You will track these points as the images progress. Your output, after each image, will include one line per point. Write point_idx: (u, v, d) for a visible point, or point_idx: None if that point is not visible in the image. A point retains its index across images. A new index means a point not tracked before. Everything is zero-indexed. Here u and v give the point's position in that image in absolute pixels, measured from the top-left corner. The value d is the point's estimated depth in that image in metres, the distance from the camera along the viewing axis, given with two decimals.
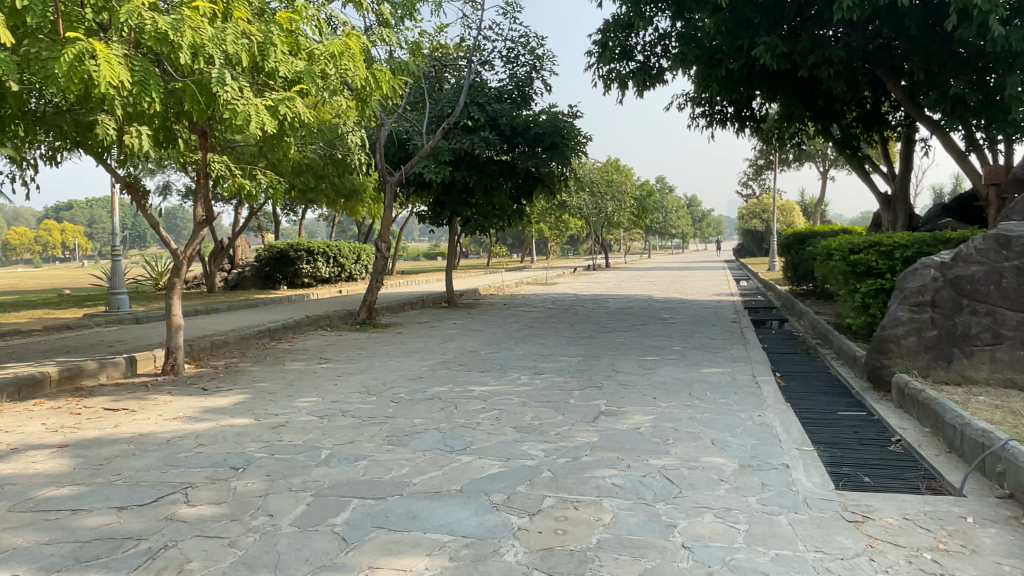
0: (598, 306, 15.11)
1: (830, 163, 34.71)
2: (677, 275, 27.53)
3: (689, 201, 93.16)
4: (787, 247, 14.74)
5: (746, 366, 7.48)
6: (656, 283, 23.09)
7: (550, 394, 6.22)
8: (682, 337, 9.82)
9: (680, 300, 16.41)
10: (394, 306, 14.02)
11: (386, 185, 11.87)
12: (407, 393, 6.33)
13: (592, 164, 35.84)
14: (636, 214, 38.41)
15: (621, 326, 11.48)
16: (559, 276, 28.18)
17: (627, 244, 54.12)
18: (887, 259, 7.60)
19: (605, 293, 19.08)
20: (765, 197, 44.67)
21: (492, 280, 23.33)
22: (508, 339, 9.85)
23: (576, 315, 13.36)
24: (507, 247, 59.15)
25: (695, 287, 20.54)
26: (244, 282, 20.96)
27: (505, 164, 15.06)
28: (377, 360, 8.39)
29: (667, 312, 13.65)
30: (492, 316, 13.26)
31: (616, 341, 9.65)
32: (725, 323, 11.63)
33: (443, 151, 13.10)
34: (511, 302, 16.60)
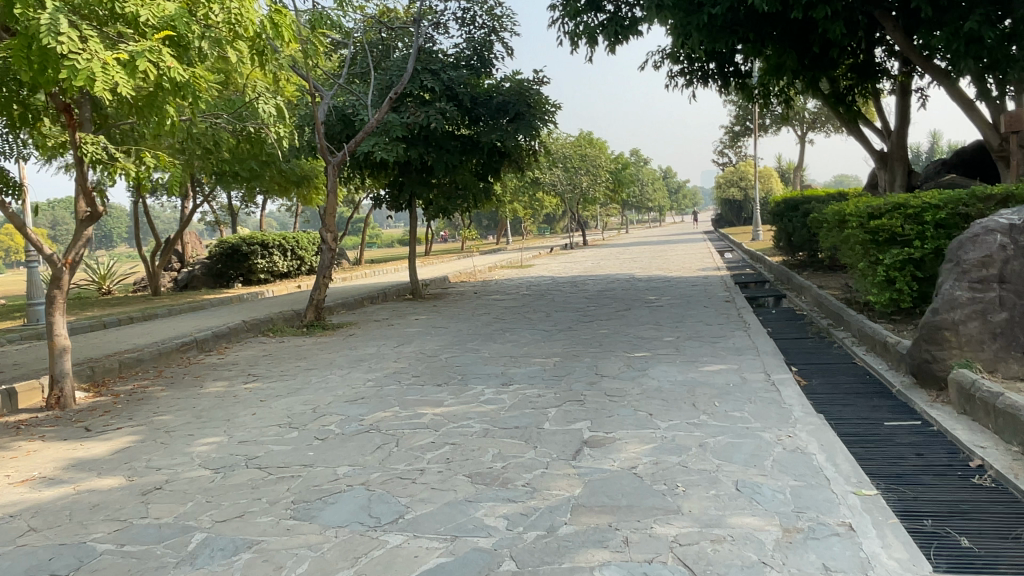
0: (576, 290, 13.83)
1: (808, 124, 33.89)
2: (657, 249, 26.40)
3: (665, 173, 92.03)
4: (776, 215, 13.52)
5: (754, 360, 6.24)
6: (637, 259, 21.86)
7: (519, 415, 4.93)
8: (673, 324, 8.57)
9: (665, 278, 15.18)
10: (351, 302, 12.63)
11: (329, 168, 10.32)
12: (338, 424, 5.01)
13: (565, 138, 34.48)
14: (612, 188, 37.15)
15: (602, 313, 10.21)
16: (535, 256, 26.93)
17: (604, 220, 52.98)
18: (914, 223, 6.41)
19: (584, 274, 17.82)
20: (743, 164, 43.65)
21: (464, 266, 21.96)
22: (474, 337, 8.56)
23: (552, 301, 12.09)
24: (482, 229, 57.73)
25: (679, 262, 19.32)
26: (195, 282, 19.37)
27: (466, 139, 13.61)
28: (316, 373, 7.05)
29: (651, 293, 12.42)
30: (460, 308, 11.94)
31: (598, 333, 8.39)
32: (718, 303, 10.43)
33: (394, 126, 11.62)
34: (483, 289, 15.28)
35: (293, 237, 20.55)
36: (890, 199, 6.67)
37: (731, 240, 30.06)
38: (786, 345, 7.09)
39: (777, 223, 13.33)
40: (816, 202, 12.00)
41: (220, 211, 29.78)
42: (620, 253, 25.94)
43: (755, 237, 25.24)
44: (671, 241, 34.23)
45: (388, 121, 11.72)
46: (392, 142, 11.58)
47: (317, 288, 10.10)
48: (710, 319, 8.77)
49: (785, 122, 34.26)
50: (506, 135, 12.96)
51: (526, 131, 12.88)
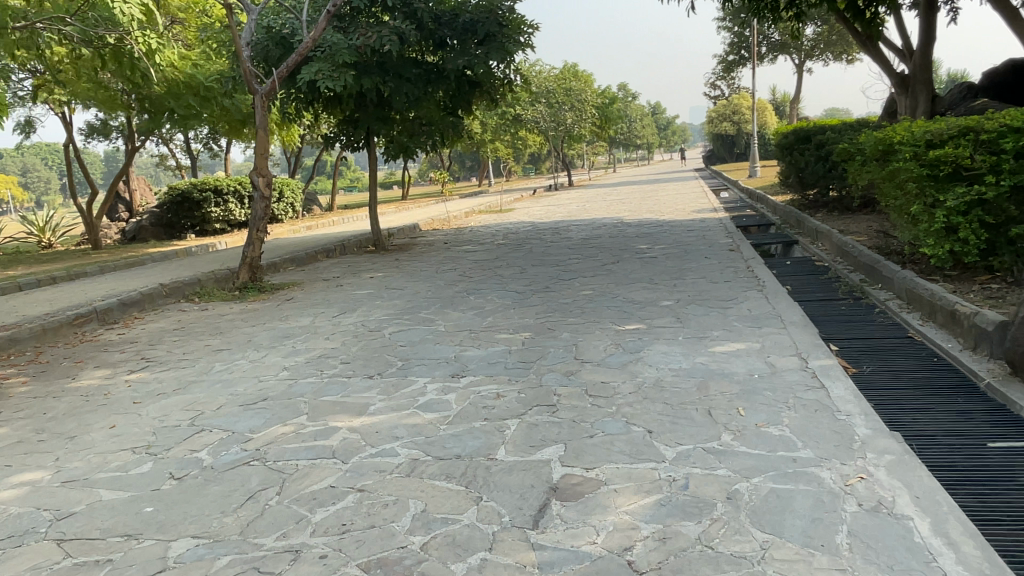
0: (558, 239, 12.31)
1: (806, 52, 32.05)
2: (646, 190, 24.86)
3: (653, 109, 89.40)
4: (780, 150, 11.98)
5: (779, 336, 4.83)
6: (624, 201, 20.29)
7: (464, 432, 3.52)
8: (670, 282, 7.12)
9: (656, 222, 13.69)
10: (302, 257, 11.08)
11: (255, 97, 8.37)
12: (212, 449, 3.59)
13: (548, 71, 32.33)
14: (598, 124, 35.22)
15: (586, 268, 8.73)
16: (517, 200, 25.30)
17: (591, 160, 51.04)
18: (987, 152, 4.89)
19: (568, 219, 16.29)
20: (736, 97, 41.68)
21: (439, 211, 20.33)
22: (432, 303, 7.10)
23: (530, 253, 10.61)
24: (463, 171, 55.64)
25: (670, 203, 17.81)
26: (143, 234, 17.60)
27: (429, 66, 11.87)
28: (223, 357, 5.58)
29: (643, 241, 10.94)
30: (425, 262, 10.45)
31: (581, 295, 6.95)
32: (722, 253, 8.97)
33: (340, 50, 9.85)
34: (456, 238, 13.74)
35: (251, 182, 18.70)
36: (955, 120, 5.15)
37: (724, 177, 28.50)
38: (814, 311, 5.67)
39: (782, 158, 11.78)
40: (833, 134, 10.45)
41: (178, 155, 27.66)
42: (607, 194, 24.39)
43: (751, 175, 23.71)
44: (661, 180, 32.60)
45: (333, 43, 9.93)
46: (339, 69, 9.85)
47: (249, 244, 8.54)
48: (715, 276, 7.32)
49: (781, 49, 32.28)
50: (475, 60, 11.23)
51: (499, 55, 11.17)
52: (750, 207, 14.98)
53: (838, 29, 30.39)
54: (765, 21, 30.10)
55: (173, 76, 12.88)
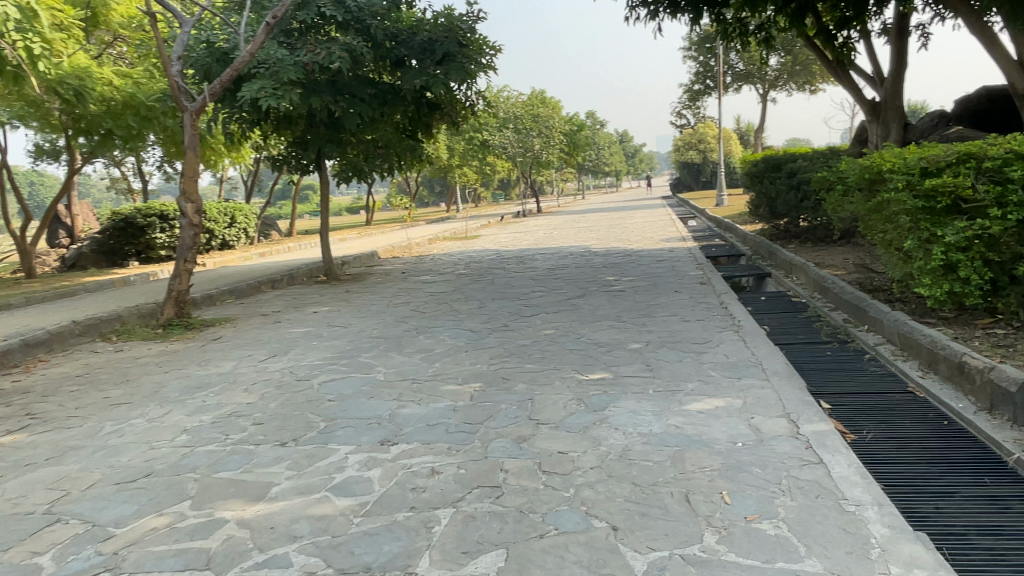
0: (520, 269, 11.66)
1: (771, 82, 32.38)
2: (614, 217, 24.47)
3: (621, 137, 90.20)
4: (750, 178, 11.54)
5: (764, 390, 4.18)
6: (591, 228, 19.78)
7: (381, 530, 2.77)
8: (640, 321, 6.46)
9: (624, 252, 13.14)
10: (244, 290, 10.22)
11: (183, 115, 7.59)
12: (57, 554, 2.79)
13: (515, 97, 32.03)
14: (566, 151, 34.98)
15: (549, 303, 8.05)
16: (483, 227, 24.69)
17: (559, 186, 50.84)
18: (991, 181, 4.34)
19: (533, 247, 15.68)
20: (702, 125, 41.96)
21: (400, 239, 19.60)
22: (375, 344, 6.34)
23: (490, 285, 9.92)
24: (430, 196, 55.01)
25: (637, 231, 17.35)
26: (83, 262, 16.52)
27: (385, 87, 11.26)
28: (120, 414, 4.75)
29: (610, 273, 10.32)
30: (377, 294, 9.70)
31: (541, 336, 6.25)
32: (694, 286, 8.37)
33: (285, 67, 9.16)
34: (415, 268, 13.00)
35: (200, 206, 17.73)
36: (954, 146, 4.62)
37: (692, 205, 28.32)
38: (798, 357, 5.06)
39: (752, 186, 11.33)
40: (806, 162, 10.02)
41: (129, 177, 26.51)
42: (574, 221, 23.91)
43: (719, 203, 23.47)
44: (629, 207, 32.36)
45: (277, 60, 9.23)
46: (283, 87, 9.16)
47: (176, 276, 7.77)
48: (687, 313, 6.69)
49: (746, 79, 32.52)
50: (433, 81, 10.62)
51: (458, 76, 10.60)
52: (720, 237, 14.52)
53: (801, 59, 30.75)
54: (731, 50, 30.31)
55: (110, 94, 12.07)
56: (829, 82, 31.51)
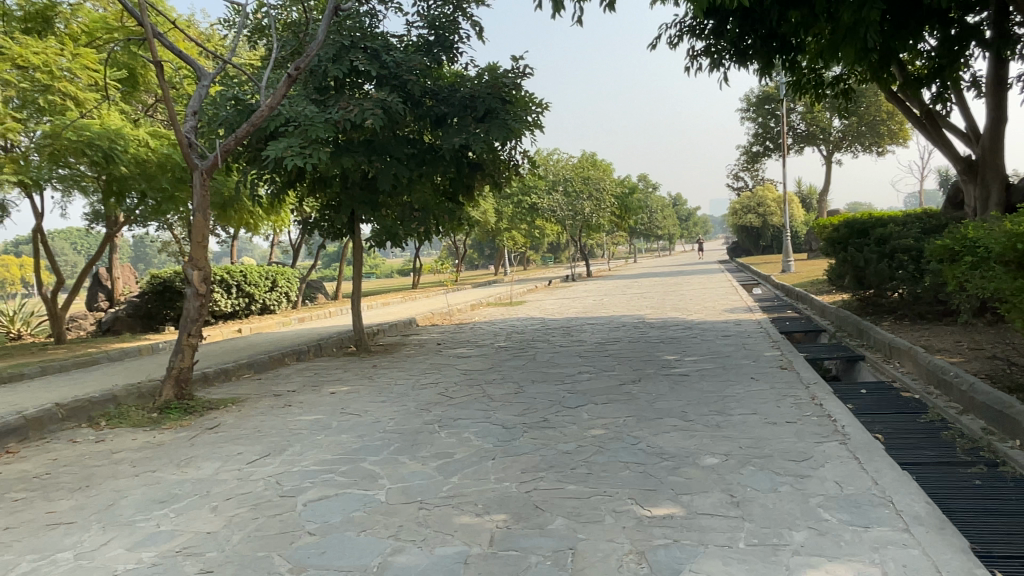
0: (568, 342, 10.53)
1: (834, 144, 31.06)
2: (670, 283, 23.19)
3: (674, 201, 89.07)
4: (829, 245, 10.25)
5: (909, 552, 2.92)
6: (645, 296, 18.55)
7: None
8: (712, 423, 5.23)
9: (683, 324, 11.86)
10: (263, 363, 9.37)
11: (193, 174, 6.86)
12: None
13: (566, 161, 31.48)
14: (619, 214, 34.08)
15: (599, 388, 6.88)
16: (531, 291, 23.70)
17: (611, 249, 49.79)
18: None
19: (583, 316, 14.53)
20: (760, 189, 40.62)
21: (443, 304, 18.72)
22: (388, 442, 5.28)
23: (533, 362, 8.80)
24: (480, 258, 54.66)
25: (697, 299, 16.02)
26: (118, 326, 16.14)
27: (423, 146, 10.56)
28: (51, 541, 3.75)
29: (669, 350, 9.08)
30: (406, 371, 8.70)
31: (589, 437, 5.08)
32: (773, 372, 7.09)
33: (313, 124, 8.49)
34: (453, 338, 12.00)
35: (240, 269, 17.25)
36: None
37: (752, 271, 26.82)
38: (936, 487, 3.78)
39: (833, 254, 10.06)
40: (899, 228, 8.83)
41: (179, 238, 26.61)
42: (627, 287, 22.72)
43: (784, 269, 21.97)
44: (684, 272, 31.00)
45: (306, 117, 8.58)
46: (311, 145, 8.48)
47: (177, 352, 6.90)
48: (771, 413, 5.43)
49: (808, 141, 31.30)
50: (473, 139, 9.83)
51: (502, 133, 9.80)
52: (792, 308, 13.13)
53: (868, 120, 29.45)
54: (791, 112, 29.26)
55: (145, 156, 12.07)
56: (898, 142, 30.03)
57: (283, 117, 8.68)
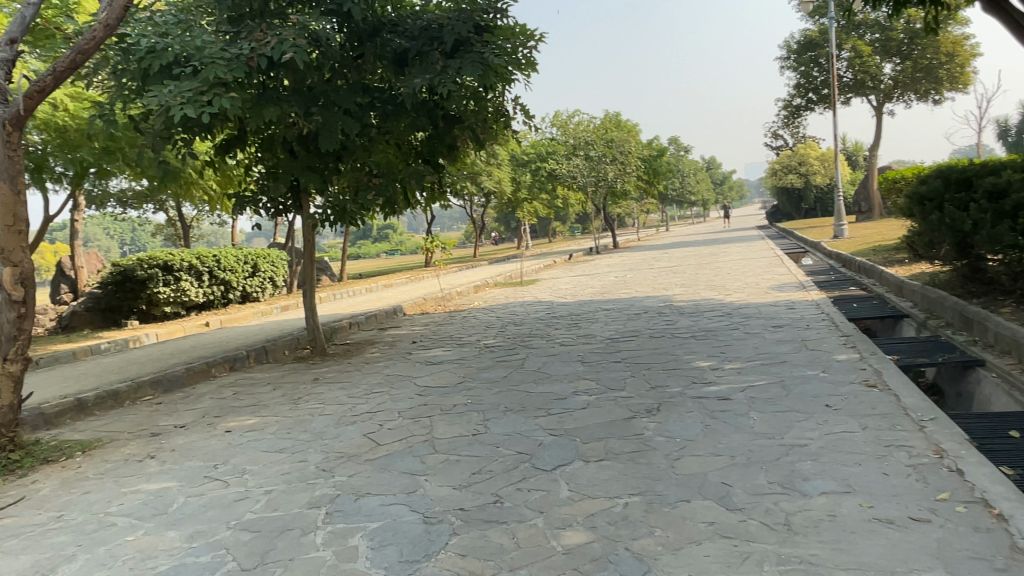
0: (572, 339, 8.25)
1: (886, 94, 27.80)
2: (704, 254, 20.60)
3: (707, 165, 85.35)
4: (911, 202, 7.78)
5: None
6: (674, 270, 16.11)
7: None
8: (777, 522, 2.96)
9: (719, 309, 9.49)
10: (177, 380, 7.35)
11: None
12: None
13: (587, 122, 28.79)
14: (646, 179, 31.35)
15: (597, 425, 4.61)
16: (547, 267, 21.37)
17: (640, 217, 46.81)
18: None
19: (599, 298, 12.19)
20: (801, 147, 37.41)
21: (444, 287, 16.53)
22: (221, 557, 3.13)
23: (517, 372, 6.56)
24: (502, 230, 52.22)
25: (735, 275, 13.54)
26: (77, 322, 14.30)
27: (383, 93, 8.38)
28: None
29: (701, 352, 6.76)
30: (349, 389, 6.54)
31: (555, 555, 2.85)
32: (859, 395, 4.74)
33: (212, 63, 6.48)
34: (436, 333, 9.81)
35: (212, 255, 15.32)
36: None
37: (797, 237, 24.09)
38: None
39: (917, 216, 7.58)
40: (1018, 173, 6.19)
41: (169, 220, 24.77)
42: (655, 260, 20.25)
43: (836, 235, 19.26)
44: (720, 240, 28.33)
45: (205, 53, 6.56)
46: (210, 89, 6.48)
47: None
48: (879, 494, 3.13)
49: (856, 90, 28.03)
50: (438, 78, 7.58)
51: (475, 70, 7.52)
52: (856, 284, 10.63)
53: (924, 64, 26.21)
54: (836, 59, 26.14)
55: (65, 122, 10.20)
56: (958, 88, 26.78)
57: (177, 52, 6.62)
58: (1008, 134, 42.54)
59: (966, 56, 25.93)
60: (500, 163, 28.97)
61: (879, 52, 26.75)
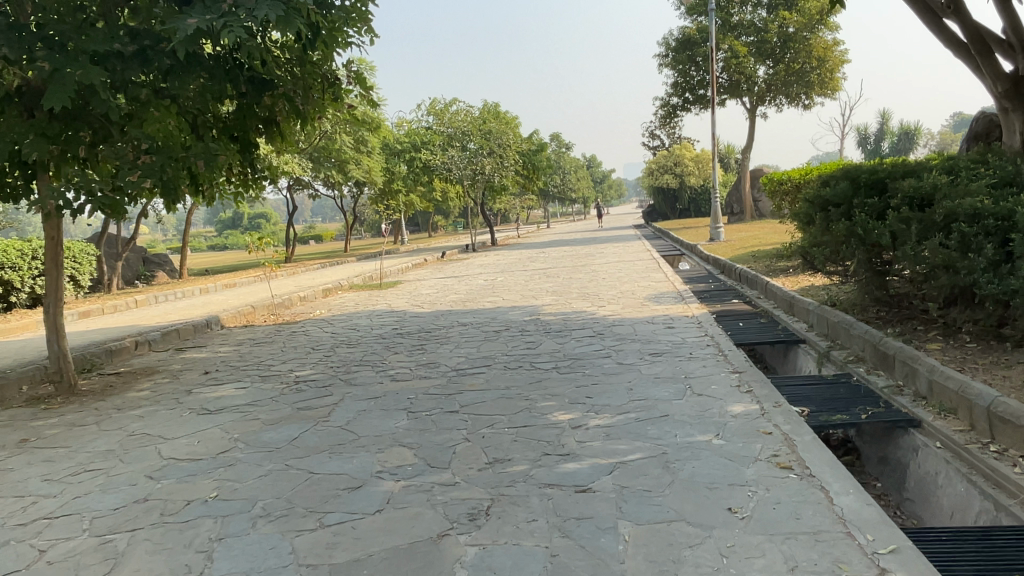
0: (408, 369, 6.48)
1: (760, 97, 27.97)
2: (581, 254, 19.45)
3: (590, 163, 86.42)
4: (809, 208, 6.62)
5: None
6: (547, 274, 14.68)
7: None
8: None
9: (591, 326, 8.02)
10: None
11: None
12: None
13: (464, 110, 27.07)
14: (525, 174, 30.10)
15: (383, 554, 2.87)
16: (414, 266, 19.42)
17: (521, 213, 45.76)
18: None
19: (458, 308, 10.47)
20: (677, 147, 37.59)
21: (287, 289, 14.24)
22: None
23: (310, 431, 4.69)
24: (379, 224, 49.72)
25: (610, 281, 12.25)
26: None
27: (156, 43, 6.27)
28: None
29: (561, 395, 5.17)
30: (55, 465, 4.42)
31: None
32: (773, 487, 3.27)
33: None
34: (243, 357, 7.71)
35: None
36: None
37: (674, 239, 23.52)
38: None
39: (818, 224, 6.40)
40: (945, 178, 5.06)
41: None
42: (529, 261, 18.83)
43: (713, 237, 18.65)
44: (600, 240, 27.46)
45: None
46: None
47: None
48: None
49: (731, 92, 27.96)
50: (226, 20, 5.57)
51: (276, 12, 5.58)
52: (739, 296, 9.53)
53: (796, 67, 26.51)
54: (713, 58, 25.89)
55: None
56: (826, 94, 27.39)
57: None
58: (867, 142, 44.90)
59: (834, 63, 26.44)
60: (371, 151, 26.69)
61: (754, 54, 26.79)
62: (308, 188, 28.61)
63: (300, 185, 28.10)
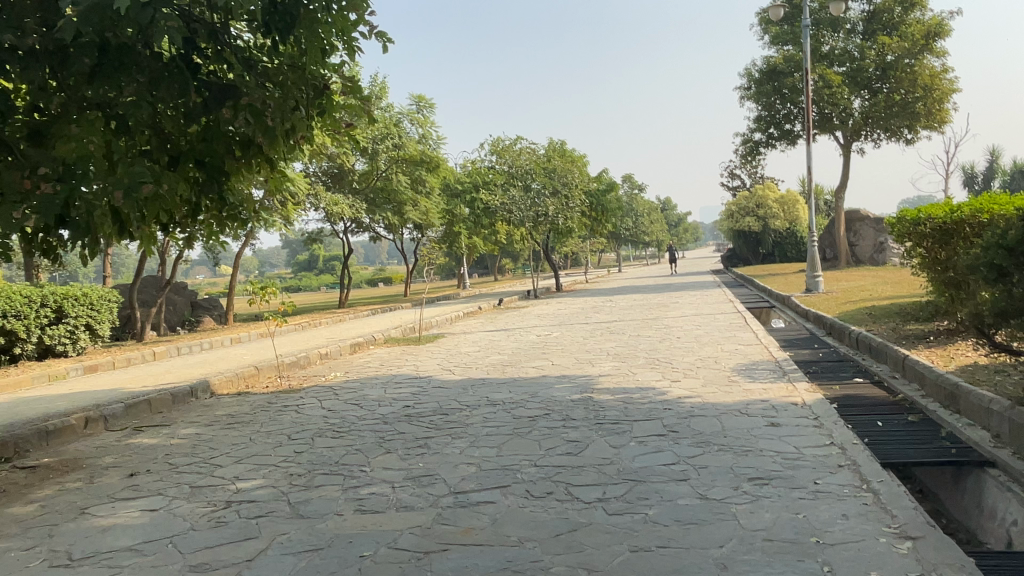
0: (388, 486, 4.49)
1: (854, 131, 25.24)
2: (653, 305, 17.18)
3: (665, 205, 83.76)
4: (993, 259, 4.38)
5: None
6: (611, 330, 12.53)
7: None
8: None
9: (659, 416, 5.86)
10: None
11: None
12: None
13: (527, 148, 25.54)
14: (593, 216, 28.19)
15: None
16: (466, 315, 17.63)
17: (591, 257, 43.63)
18: None
19: (495, 376, 8.50)
20: (760, 188, 34.90)
21: (315, 343, 12.60)
22: None
23: None
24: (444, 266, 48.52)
25: (686, 342, 10.02)
26: None
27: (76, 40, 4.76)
28: None
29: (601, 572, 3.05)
30: None
31: None
32: None
33: None
34: (200, 445, 5.94)
35: None
36: None
37: (759, 288, 20.94)
38: None
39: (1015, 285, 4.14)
40: None
41: None
42: (593, 311, 16.76)
43: (809, 288, 16.04)
44: (675, 287, 25.08)
45: None
46: None
47: None
48: None
49: (822, 127, 25.36)
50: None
51: None
52: (863, 373, 7.13)
53: (899, 98, 23.71)
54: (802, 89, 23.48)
55: None
56: (933, 127, 24.38)
57: None
58: (973, 182, 40.84)
59: (942, 92, 23.54)
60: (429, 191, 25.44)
61: (848, 84, 24.19)
62: (367, 230, 27.53)
63: (358, 227, 27.05)
